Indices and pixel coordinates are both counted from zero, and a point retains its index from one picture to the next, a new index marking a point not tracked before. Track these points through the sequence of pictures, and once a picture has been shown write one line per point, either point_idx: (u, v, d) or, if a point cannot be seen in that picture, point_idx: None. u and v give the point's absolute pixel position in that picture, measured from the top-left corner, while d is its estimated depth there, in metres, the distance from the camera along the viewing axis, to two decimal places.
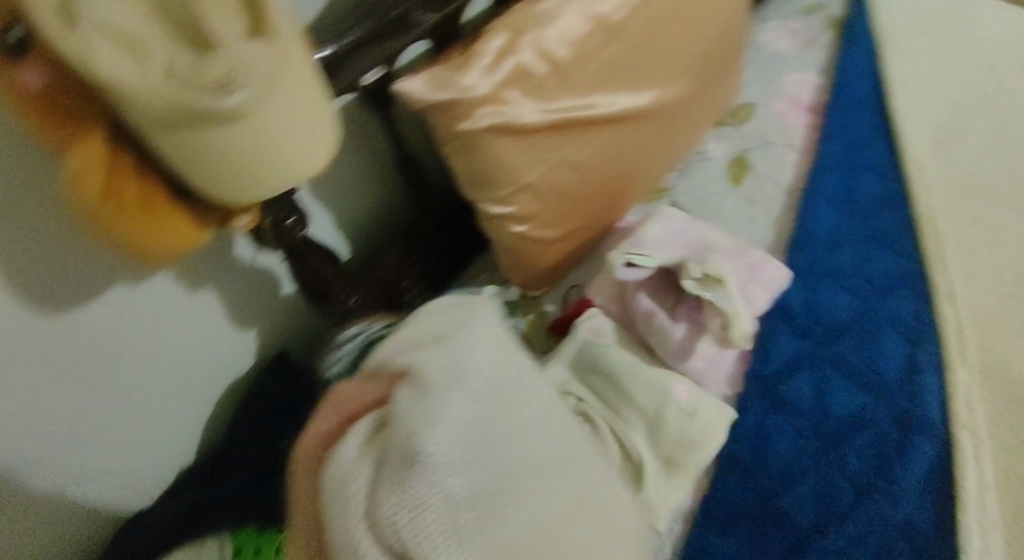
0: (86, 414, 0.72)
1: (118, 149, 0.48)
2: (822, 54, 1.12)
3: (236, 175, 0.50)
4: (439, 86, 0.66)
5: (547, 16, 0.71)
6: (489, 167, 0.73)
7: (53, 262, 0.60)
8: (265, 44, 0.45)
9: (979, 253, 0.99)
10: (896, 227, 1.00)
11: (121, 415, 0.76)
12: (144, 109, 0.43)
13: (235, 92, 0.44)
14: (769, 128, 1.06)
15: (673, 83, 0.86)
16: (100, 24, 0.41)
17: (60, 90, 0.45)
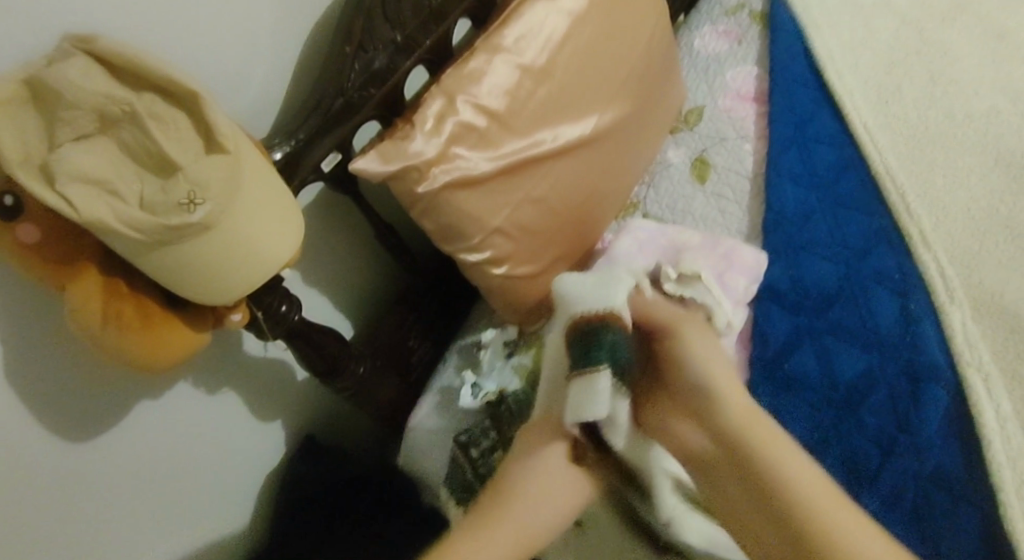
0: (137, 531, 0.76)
1: (112, 276, 0.53)
2: (755, 48, 1.18)
3: (216, 278, 0.55)
4: (391, 158, 0.72)
5: (477, 75, 0.77)
6: (455, 219, 0.79)
7: (79, 395, 0.65)
8: (220, 160, 0.51)
9: (947, 197, 1.01)
10: (860, 191, 1.04)
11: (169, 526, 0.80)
12: (127, 238, 0.49)
13: (198, 207, 0.50)
14: (721, 125, 1.11)
15: (613, 105, 0.91)
16: (74, 175, 0.46)
17: (55, 238, 0.50)
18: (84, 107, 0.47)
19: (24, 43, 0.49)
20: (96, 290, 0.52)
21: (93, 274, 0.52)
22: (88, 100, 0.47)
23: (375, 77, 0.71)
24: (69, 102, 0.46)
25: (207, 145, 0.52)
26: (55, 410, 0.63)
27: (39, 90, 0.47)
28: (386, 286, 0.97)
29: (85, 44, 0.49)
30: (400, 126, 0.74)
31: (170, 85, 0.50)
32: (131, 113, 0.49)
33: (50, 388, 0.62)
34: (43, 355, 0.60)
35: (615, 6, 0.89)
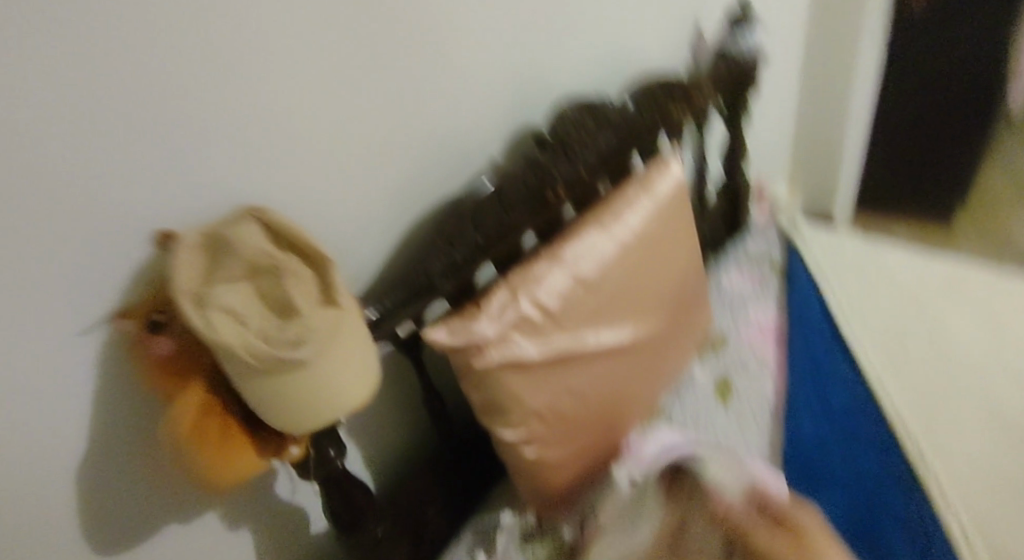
0: None
1: (213, 395, 0.60)
2: (774, 293, 1.34)
3: (297, 411, 0.62)
4: (457, 333, 0.82)
5: (539, 277, 0.89)
6: (499, 397, 0.87)
7: (134, 504, 0.69)
8: (331, 312, 0.61)
9: (957, 453, 1.07)
10: (874, 434, 1.10)
11: None
12: (240, 360, 0.57)
13: (301, 347, 0.58)
14: (744, 353, 1.21)
15: (649, 320, 1.03)
16: (221, 306, 0.57)
17: (180, 353, 0.58)
18: (243, 255, 0.59)
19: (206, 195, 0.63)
20: (195, 404, 0.58)
21: (196, 390, 0.59)
22: (248, 250, 0.59)
23: (456, 267, 0.83)
24: (235, 252, 0.58)
25: (323, 297, 0.62)
26: (108, 512, 0.67)
27: (215, 239, 0.59)
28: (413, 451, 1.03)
29: (257, 211, 0.62)
30: (468, 308, 0.85)
31: (309, 248, 0.62)
32: (274, 265, 0.60)
33: (111, 493, 0.66)
34: (122, 458, 0.66)
35: (657, 241, 1.05)
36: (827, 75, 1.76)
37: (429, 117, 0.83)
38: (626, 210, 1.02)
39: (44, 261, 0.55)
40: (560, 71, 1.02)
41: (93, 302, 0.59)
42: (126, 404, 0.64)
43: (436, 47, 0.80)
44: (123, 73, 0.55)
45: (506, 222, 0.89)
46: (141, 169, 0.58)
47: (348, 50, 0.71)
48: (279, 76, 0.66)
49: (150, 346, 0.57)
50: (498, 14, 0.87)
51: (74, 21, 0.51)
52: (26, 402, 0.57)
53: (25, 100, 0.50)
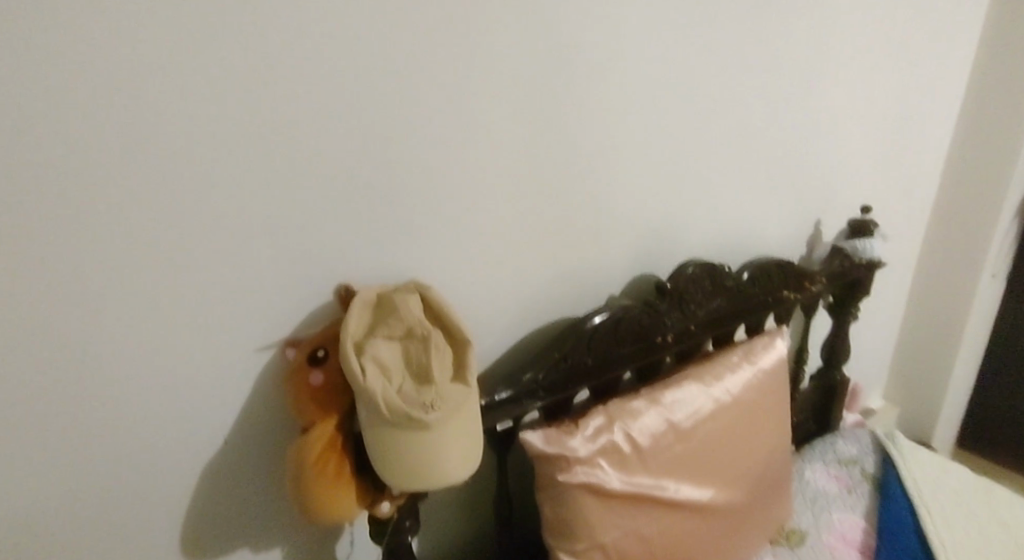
0: None
1: (339, 433, 0.67)
2: (862, 502, 1.30)
3: (405, 472, 0.67)
4: (550, 442, 0.86)
5: (636, 412, 0.94)
6: (574, 518, 0.88)
7: (226, 518, 0.75)
8: (460, 388, 0.68)
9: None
10: None
11: None
12: (375, 407, 0.64)
13: (433, 411, 0.65)
14: (820, 556, 1.17)
15: (731, 487, 1.03)
16: (373, 356, 0.65)
17: (328, 389, 0.66)
18: (403, 321, 0.68)
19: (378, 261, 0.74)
20: (326, 436, 0.66)
21: (330, 424, 0.66)
22: (407, 316, 0.68)
23: (557, 382, 0.90)
24: (398, 315, 0.67)
25: (455, 375, 0.69)
26: (204, 517, 0.73)
27: (382, 300, 0.69)
28: None
29: (421, 286, 0.71)
30: (566, 423, 0.89)
31: (454, 326, 0.70)
32: (425, 337, 0.68)
33: (217, 500, 0.73)
34: (239, 468, 0.73)
35: (753, 411, 1.07)
36: (942, 301, 1.77)
37: (569, 250, 0.94)
38: (728, 371, 1.06)
39: (248, 284, 0.68)
40: (692, 238, 1.11)
41: (269, 327, 0.71)
42: (262, 420, 0.73)
43: (589, 193, 0.93)
44: (347, 157, 0.71)
45: (612, 353, 0.96)
46: (337, 234, 0.73)
47: (517, 181, 0.85)
48: (460, 189, 0.80)
49: (307, 375, 0.65)
50: (647, 179, 0.99)
51: (331, 115, 0.68)
52: (191, 395, 0.68)
53: (281, 162, 0.67)
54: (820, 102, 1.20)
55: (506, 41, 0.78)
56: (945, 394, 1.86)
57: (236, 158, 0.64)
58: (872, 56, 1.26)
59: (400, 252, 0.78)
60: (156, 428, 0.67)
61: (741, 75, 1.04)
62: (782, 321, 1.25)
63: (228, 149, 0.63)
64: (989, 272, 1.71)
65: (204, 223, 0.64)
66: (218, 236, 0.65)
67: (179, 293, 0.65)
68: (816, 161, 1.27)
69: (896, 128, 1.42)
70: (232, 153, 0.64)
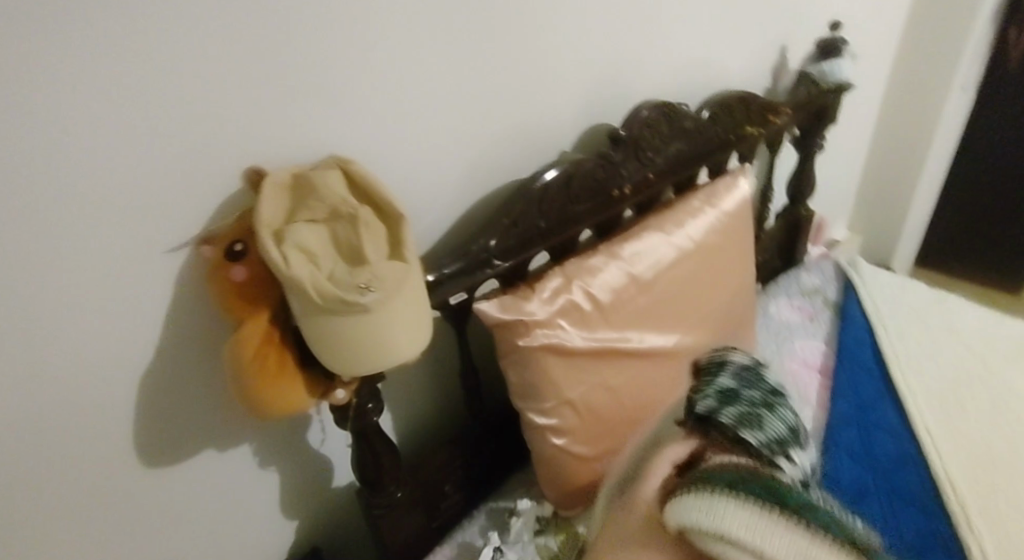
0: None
1: (273, 328, 0.63)
2: (824, 329, 1.33)
3: (351, 355, 0.65)
4: (506, 310, 0.84)
5: (594, 269, 0.91)
6: (538, 380, 0.88)
7: (178, 422, 0.72)
8: (397, 264, 0.63)
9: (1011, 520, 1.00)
10: (921, 488, 1.06)
11: None
12: (307, 297, 0.60)
13: (369, 293, 0.61)
14: (785, 383, 1.21)
15: (695, 331, 1.03)
16: (296, 242, 0.60)
17: (251, 284, 0.61)
18: (325, 201, 0.61)
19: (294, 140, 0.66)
20: (259, 333, 0.62)
21: (261, 321, 0.62)
22: (330, 196, 0.62)
23: (511, 246, 0.86)
24: (319, 195, 0.61)
25: (391, 252, 0.65)
26: (155, 426, 0.71)
27: (300, 182, 0.62)
28: (447, 423, 1.06)
29: (342, 161, 0.64)
30: (521, 288, 0.87)
31: (384, 201, 0.65)
32: (353, 215, 0.62)
33: (162, 408, 0.70)
34: (178, 374, 0.70)
35: (716, 254, 1.04)
36: (910, 120, 1.72)
37: (510, 103, 0.85)
38: (689, 218, 1.03)
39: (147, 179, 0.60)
40: (644, 76, 1.02)
41: (181, 224, 0.63)
42: (191, 322, 0.68)
43: (527, 34, 0.83)
44: (235, 14, 0.59)
45: (567, 211, 0.91)
46: (241, 109, 0.63)
47: (442, 26, 0.74)
48: (377, 42, 0.70)
49: (225, 272, 0.60)
50: (592, 10, 0.88)
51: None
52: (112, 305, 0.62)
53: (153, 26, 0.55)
54: None
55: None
56: (908, 212, 1.86)
57: (94, 19, 0.52)
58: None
59: (317, 123, 0.69)
60: (80, 345, 0.62)
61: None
62: (745, 158, 1.20)
63: (78, 10, 0.51)
64: (959, 85, 1.64)
65: (79, 113, 0.54)
66: (99, 126, 0.55)
67: (67, 198, 0.56)
68: None
69: None
70: (86, 14, 0.52)
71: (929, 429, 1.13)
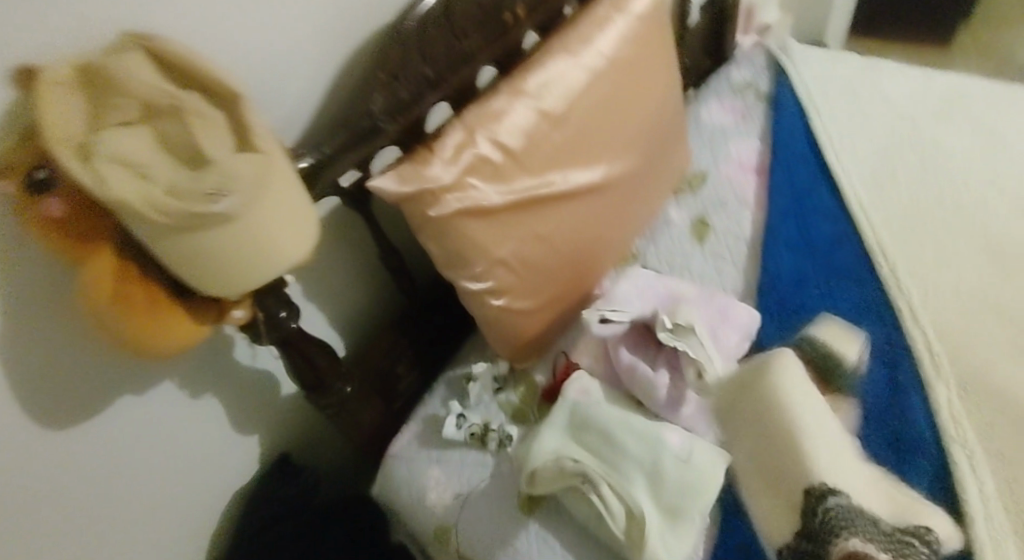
0: (91, 511, 0.75)
1: (127, 260, 0.54)
2: (759, 125, 1.26)
3: (227, 271, 0.56)
4: (407, 180, 0.74)
5: (498, 112, 0.80)
6: (461, 247, 0.81)
7: (68, 377, 0.65)
8: (250, 157, 0.53)
9: (937, 276, 1.02)
10: (855, 263, 1.05)
11: (123, 514, 0.80)
12: (148, 219, 0.50)
13: (221, 200, 0.51)
14: (723, 191, 1.16)
15: (622, 157, 0.95)
16: (111, 155, 0.49)
17: (78, 216, 0.51)
18: (134, 94, 0.50)
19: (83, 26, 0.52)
20: (110, 270, 0.52)
21: (107, 256, 0.52)
22: (139, 87, 0.50)
23: (399, 104, 0.74)
24: (124, 88, 0.49)
25: (238, 144, 0.54)
26: (43, 387, 0.63)
27: (95, 76, 0.50)
28: (382, 304, 1.00)
29: (142, 39, 0.52)
30: (420, 151, 0.77)
31: (213, 83, 0.53)
32: (175, 105, 0.51)
33: (41, 368, 0.62)
34: (45, 330, 0.61)
35: (632, 67, 0.94)
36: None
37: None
38: (597, 31, 0.90)
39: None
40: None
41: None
42: (36, 273, 0.57)
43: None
44: None
45: (455, 50, 0.79)
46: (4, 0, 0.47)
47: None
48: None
49: (39, 209, 0.49)
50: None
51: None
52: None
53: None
54: None
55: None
56: None
57: None
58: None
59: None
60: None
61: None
62: None
63: None
64: None
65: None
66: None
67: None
68: None
69: None
70: None
71: (862, 204, 1.11)
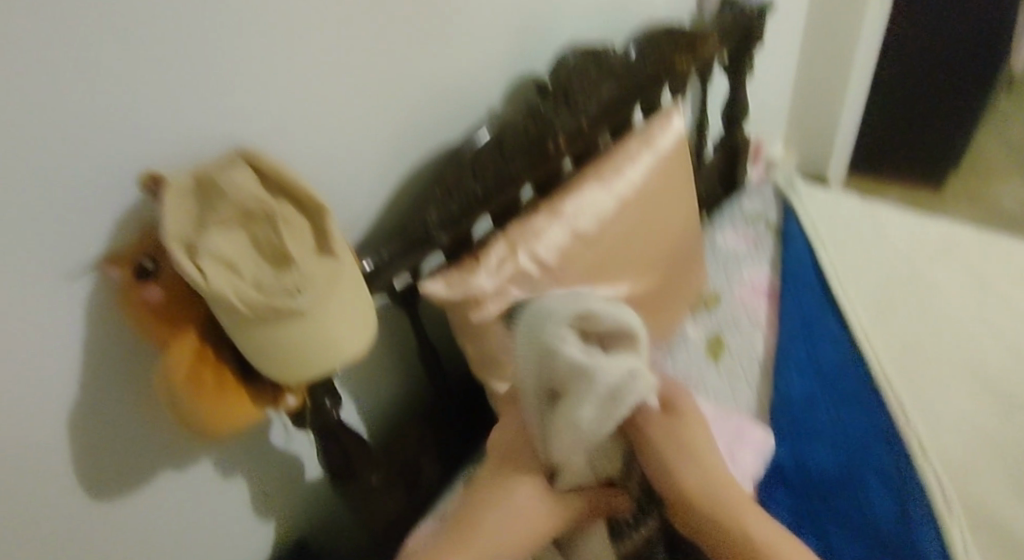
0: None
1: (207, 343, 0.59)
2: (770, 254, 1.34)
3: (293, 361, 0.61)
4: (454, 286, 0.81)
5: (538, 230, 0.88)
6: (496, 350, 0.86)
7: (124, 451, 0.68)
8: (329, 261, 0.60)
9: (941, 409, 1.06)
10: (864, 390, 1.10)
11: None
12: (235, 309, 0.56)
13: (300, 296, 0.57)
14: (737, 313, 1.22)
15: (647, 276, 1.03)
16: (213, 252, 0.55)
17: (173, 302, 0.56)
18: (234, 202, 0.57)
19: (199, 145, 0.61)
20: (192, 352, 0.57)
21: (191, 340, 0.57)
22: (239, 196, 0.57)
23: (452, 218, 0.83)
24: (227, 197, 0.56)
25: (318, 247, 0.61)
26: (100, 460, 0.66)
27: (201, 183, 0.56)
28: (410, 398, 1.03)
29: (249, 155, 0.60)
30: (466, 261, 0.84)
31: (303, 195, 0.60)
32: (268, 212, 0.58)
33: (104, 440, 0.66)
34: (114, 405, 0.65)
35: (659, 195, 1.03)
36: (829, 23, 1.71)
37: (424, 65, 0.80)
38: (627, 163, 1.00)
39: (26, 192, 0.50)
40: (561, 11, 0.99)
41: (85, 242, 0.55)
42: (117, 350, 0.62)
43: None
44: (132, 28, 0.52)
45: None
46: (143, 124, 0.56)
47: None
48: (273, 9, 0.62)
49: (142, 295, 0.55)
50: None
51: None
52: (21, 342, 0.55)
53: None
54: None
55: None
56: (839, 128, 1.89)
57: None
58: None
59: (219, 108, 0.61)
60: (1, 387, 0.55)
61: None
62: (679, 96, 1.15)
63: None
64: None
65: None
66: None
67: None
68: None
69: None
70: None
71: (878, 345, 1.19)
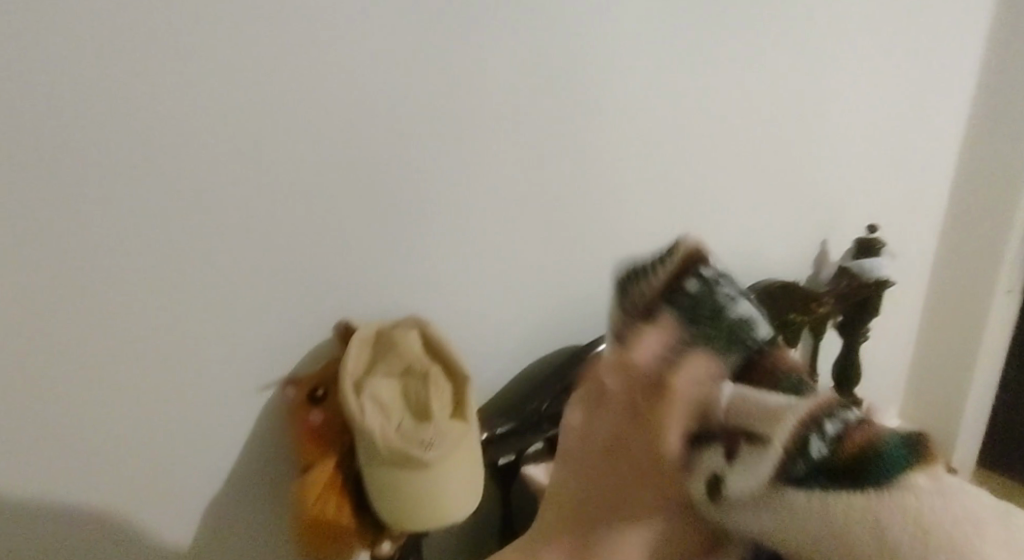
0: None
1: (340, 472, 0.68)
2: None
3: (402, 512, 0.66)
4: None
5: None
6: None
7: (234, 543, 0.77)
8: (462, 424, 0.69)
9: None
10: None
11: None
12: (375, 446, 0.65)
13: (431, 449, 0.65)
14: None
15: None
16: (373, 393, 0.66)
17: (329, 426, 0.68)
18: (402, 356, 0.68)
19: (384, 308, 0.79)
20: (327, 471, 0.66)
21: (330, 461, 0.67)
22: (407, 353, 0.68)
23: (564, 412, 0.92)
24: (398, 352, 0.68)
25: (454, 411, 0.70)
26: (214, 544, 0.76)
27: (382, 336, 0.70)
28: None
29: (422, 322, 0.71)
30: None
31: (454, 365, 0.71)
32: (424, 372, 0.69)
33: (228, 528, 0.76)
34: (248, 497, 0.76)
35: None
36: (952, 338, 1.63)
37: (557, 272, 0.92)
38: None
39: (235, 273, 0.68)
40: None
41: (282, 350, 0.74)
42: (271, 451, 0.77)
43: (561, 210, 0.90)
44: (361, 202, 0.73)
45: None
46: (349, 275, 0.75)
47: (501, 193, 0.84)
48: (452, 201, 0.80)
49: (308, 416, 0.67)
50: (624, 190, 0.95)
51: (308, 107, 0.67)
52: (191, 384, 0.69)
53: (234, 145, 0.64)
54: (829, 136, 1.19)
55: (487, 35, 0.76)
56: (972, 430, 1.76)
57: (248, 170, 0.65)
58: (869, 49, 1.18)
59: (382, 271, 0.77)
60: (134, 437, 0.67)
61: (727, 67, 0.99)
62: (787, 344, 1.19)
63: (236, 164, 0.64)
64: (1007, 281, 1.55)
65: (162, 206, 0.62)
66: (154, 253, 0.62)
67: (110, 309, 0.62)
68: (837, 207, 1.28)
69: (912, 158, 1.39)
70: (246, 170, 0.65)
71: None
